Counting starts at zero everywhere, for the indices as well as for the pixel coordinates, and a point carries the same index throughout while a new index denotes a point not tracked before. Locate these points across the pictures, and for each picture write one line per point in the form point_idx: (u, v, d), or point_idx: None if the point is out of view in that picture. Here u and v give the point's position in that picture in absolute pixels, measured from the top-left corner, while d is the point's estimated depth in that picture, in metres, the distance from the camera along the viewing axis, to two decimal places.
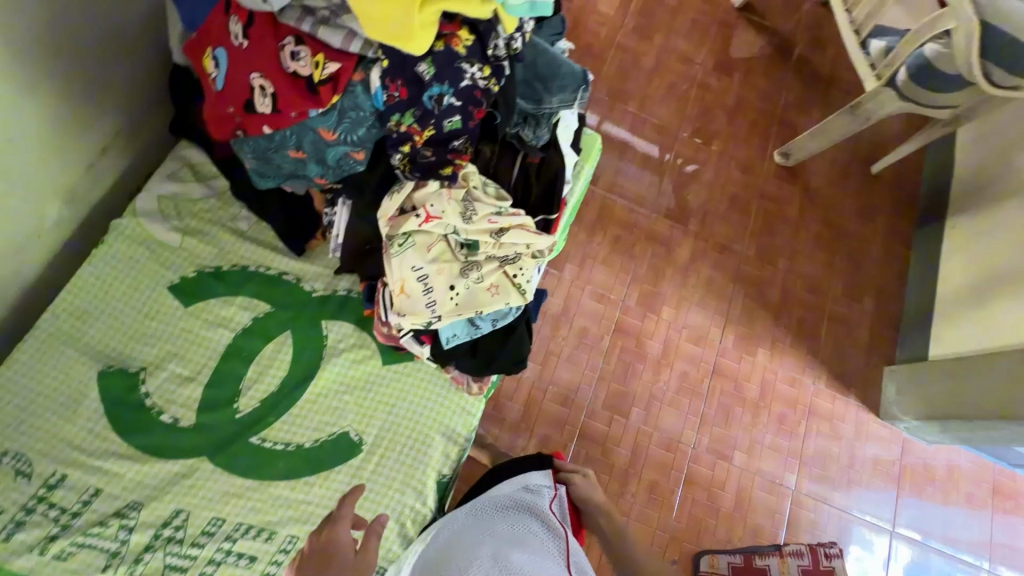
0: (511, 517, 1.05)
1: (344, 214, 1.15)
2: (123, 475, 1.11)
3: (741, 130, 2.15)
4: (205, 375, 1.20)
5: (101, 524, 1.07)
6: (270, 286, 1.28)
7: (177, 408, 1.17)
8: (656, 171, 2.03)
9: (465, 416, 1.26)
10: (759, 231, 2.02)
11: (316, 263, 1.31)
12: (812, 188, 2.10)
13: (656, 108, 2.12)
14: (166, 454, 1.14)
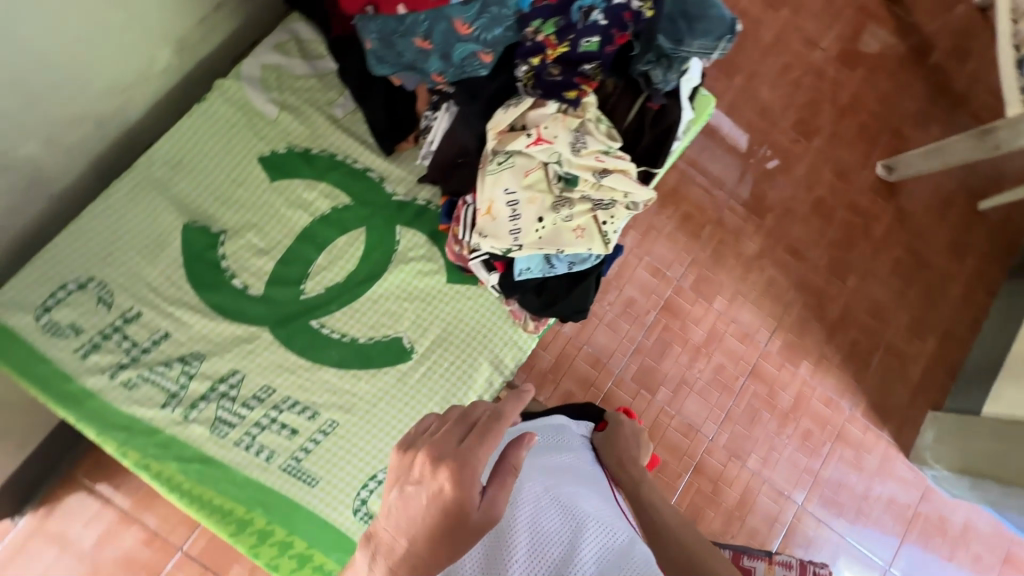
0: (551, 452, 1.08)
1: (445, 120, 1.18)
2: (191, 325, 1.17)
3: (848, 132, 1.99)
4: (279, 251, 1.24)
5: (166, 364, 1.13)
6: (353, 180, 1.29)
7: (248, 276, 1.22)
8: (747, 156, 1.92)
9: (515, 350, 1.28)
10: (837, 242, 1.90)
11: (403, 169, 1.32)
12: (906, 210, 1.96)
13: (765, 87, 1.97)
14: (232, 317, 1.19)
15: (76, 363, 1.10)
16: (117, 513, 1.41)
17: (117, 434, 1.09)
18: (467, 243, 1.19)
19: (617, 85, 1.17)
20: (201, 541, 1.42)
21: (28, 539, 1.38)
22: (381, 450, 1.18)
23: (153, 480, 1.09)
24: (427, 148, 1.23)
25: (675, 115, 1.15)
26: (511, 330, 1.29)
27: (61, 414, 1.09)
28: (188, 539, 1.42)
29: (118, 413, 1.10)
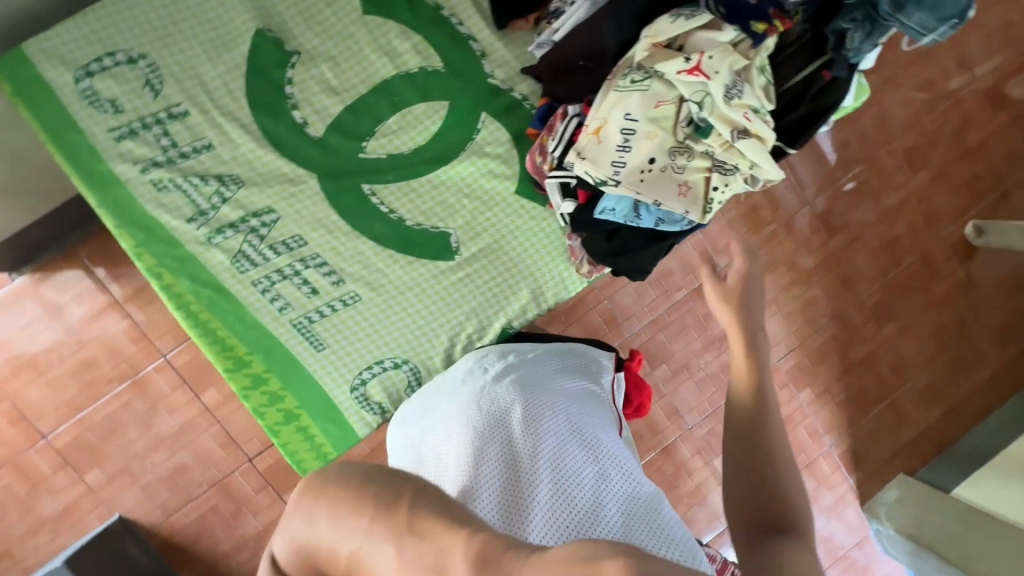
0: (574, 377, 1.04)
1: (579, 10, 1.06)
2: (237, 146, 1.08)
3: (958, 178, 1.81)
4: (350, 98, 1.13)
5: (202, 178, 1.06)
6: (451, 45, 1.15)
7: (312, 113, 1.12)
8: (845, 165, 1.75)
9: (557, 286, 1.23)
10: (892, 285, 1.80)
11: (511, 52, 1.18)
12: (974, 278, 1.84)
13: (895, 98, 1.77)
14: (281, 151, 1.10)
15: (111, 146, 1.03)
16: (112, 301, 1.41)
17: (137, 234, 1.04)
18: (553, 158, 1.09)
19: (800, 36, 1.04)
20: (185, 355, 1.43)
21: (23, 296, 1.38)
22: (395, 340, 1.15)
23: (163, 292, 1.06)
24: (550, 35, 1.11)
25: (840, 96, 1.04)
26: (561, 265, 1.22)
27: (85, 192, 1.03)
28: (173, 349, 1.43)
29: (143, 212, 1.05)
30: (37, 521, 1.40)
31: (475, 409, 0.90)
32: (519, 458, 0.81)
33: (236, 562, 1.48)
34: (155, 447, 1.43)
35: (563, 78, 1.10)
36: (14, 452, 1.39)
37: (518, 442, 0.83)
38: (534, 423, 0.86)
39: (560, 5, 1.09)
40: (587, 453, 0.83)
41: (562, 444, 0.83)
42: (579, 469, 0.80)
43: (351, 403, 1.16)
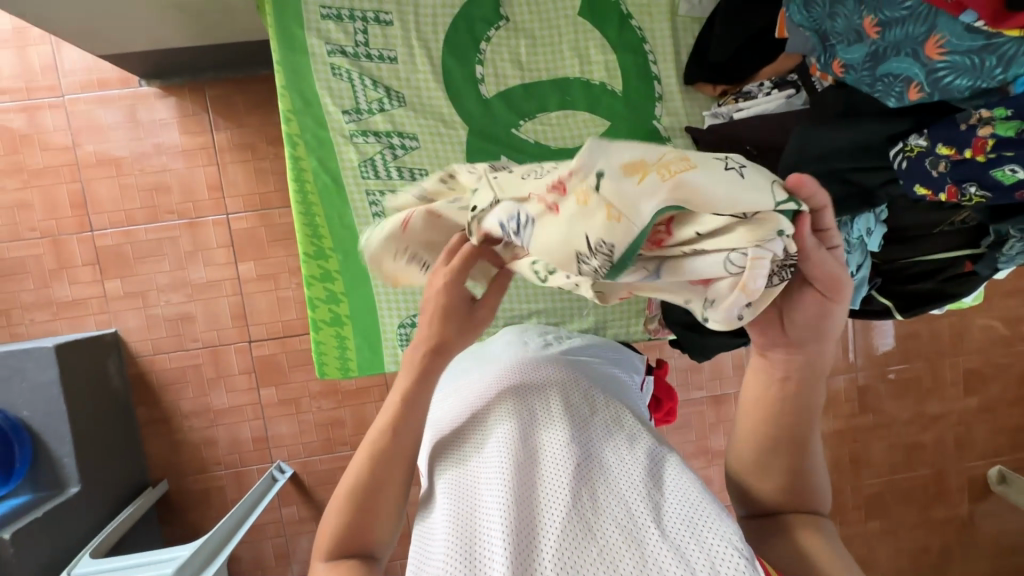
0: (603, 362, 0.90)
1: (771, 102, 0.95)
2: (416, 72, 1.10)
3: (1004, 420, 1.78)
4: (530, 78, 1.12)
5: (374, 83, 1.09)
6: (637, 76, 1.12)
7: (491, 75, 1.11)
8: (908, 357, 1.73)
9: (624, 330, 1.20)
10: (895, 487, 1.76)
11: (687, 108, 1.13)
12: (974, 519, 1.80)
13: (985, 319, 1.73)
14: (450, 94, 1.11)
15: (314, 17, 1.06)
16: (207, 146, 1.46)
17: (296, 101, 1.08)
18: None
19: (964, 225, 0.79)
20: (243, 223, 1.48)
21: (137, 100, 1.44)
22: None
23: (291, 161, 1.09)
24: (731, 111, 1.02)
25: (968, 291, 0.84)
26: (635, 314, 1.20)
27: (272, 44, 1.06)
28: (236, 212, 1.48)
29: (311, 86, 1.08)
30: (46, 299, 1.46)
31: (484, 375, 0.73)
32: (529, 425, 0.62)
33: (190, 424, 1.51)
34: (177, 287, 1.48)
35: (720, 153, 0.98)
36: (60, 230, 1.45)
37: (531, 407, 0.65)
38: (548, 383, 0.68)
39: (757, 89, 0.98)
40: (614, 425, 0.63)
41: (585, 409, 0.64)
42: (607, 445, 0.60)
43: (392, 340, 1.17)
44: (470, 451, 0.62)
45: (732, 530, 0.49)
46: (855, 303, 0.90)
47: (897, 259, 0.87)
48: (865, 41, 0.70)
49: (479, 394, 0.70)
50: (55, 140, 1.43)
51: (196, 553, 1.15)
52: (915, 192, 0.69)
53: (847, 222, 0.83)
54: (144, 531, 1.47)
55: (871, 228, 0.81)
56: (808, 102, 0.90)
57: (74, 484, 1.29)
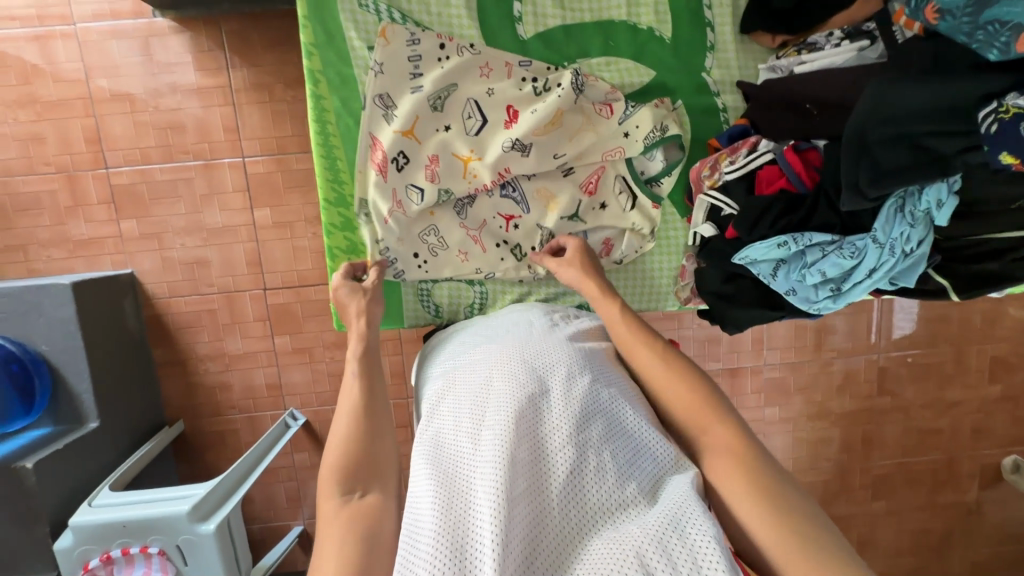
0: (614, 350, 0.97)
1: (837, 55, 0.88)
2: (447, 7, 1.02)
3: None
4: (571, 19, 1.04)
5: (401, 18, 1.02)
6: (687, 23, 1.03)
7: (529, 14, 1.03)
8: (934, 342, 1.68)
9: (652, 298, 1.14)
10: (906, 469, 1.75)
11: (740, 61, 1.05)
12: (982, 505, 1.79)
13: (1021, 307, 1.67)
14: (484, 34, 1.03)
15: None
16: (223, 85, 1.40)
17: (319, 34, 1.02)
18: (722, 178, 0.97)
19: None
20: (260, 167, 1.44)
21: (151, 31, 1.37)
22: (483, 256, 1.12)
23: (312, 101, 1.04)
24: (792, 65, 0.94)
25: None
26: (666, 282, 1.13)
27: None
28: (252, 156, 1.43)
29: (335, 19, 1.01)
30: (62, 236, 1.44)
31: (499, 381, 0.81)
32: (542, 439, 0.72)
33: (206, 367, 1.52)
34: (193, 231, 1.46)
35: (773, 110, 0.93)
36: (74, 166, 1.42)
37: (544, 422, 0.74)
38: (562, 397, 0.77)
39: (824, 40, 0.90)
40: (616, 437, 0.74)
41: (592, 422, 0.74)
42: (606, 459, 0.70)
43: (413, 294, 1.14)
44: (480, 457, 0.70)
45: (713, 532, 0.61)
46: (910, 281, 0.85)
47: (965, 238, 0.82)
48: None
49: (496, 401, 0.78)
50: (68, 71, 1.38)
51: (211, 493, 1.17)
52: (999, 160, 0.63)
53: (917, 192, 0.78)
54: (161, 467, 1.51)
55: (941, 201, 0.75)
56: (882, 57, 0.84)
57: (93, 419, 1.32)
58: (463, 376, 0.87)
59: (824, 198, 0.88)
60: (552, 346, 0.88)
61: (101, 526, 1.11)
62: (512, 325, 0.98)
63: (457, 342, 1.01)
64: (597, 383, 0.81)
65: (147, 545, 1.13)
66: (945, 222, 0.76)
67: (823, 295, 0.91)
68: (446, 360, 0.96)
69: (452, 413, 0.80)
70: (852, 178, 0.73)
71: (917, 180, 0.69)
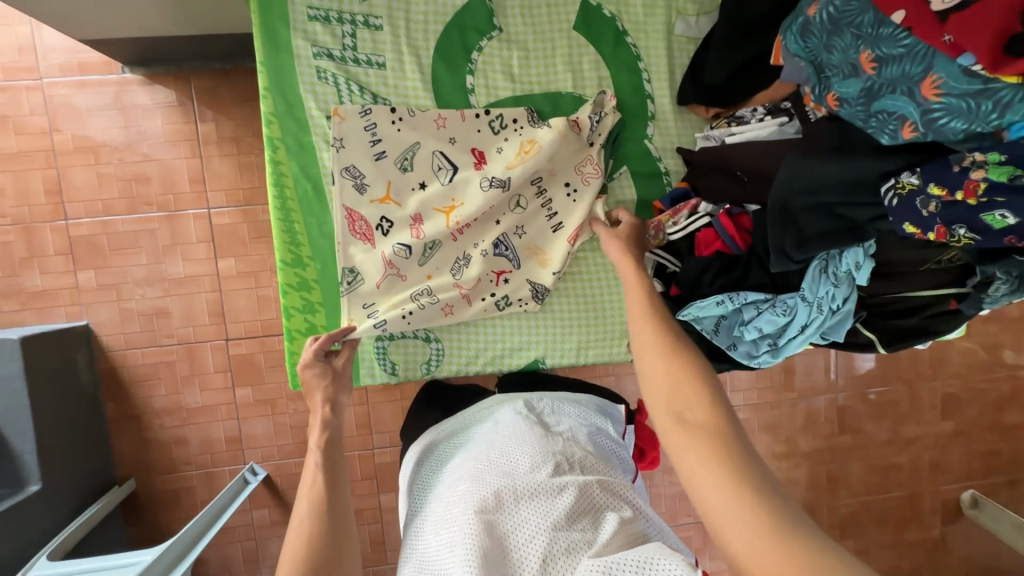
0: (583, 424, 1.01)
1: (762, 129, 0.94)
2: (404, 77, 1.08)
3: (979, 444, 1.80)
4: (522, 89, 1.10)
5: (360, 88, 1.07)
6: (632, 92, 1.11)
7: (481, 84, 1.09)
8: (888, 380, 1.74)
9: (605, 351, 1.17)
10: (871, 507, 1.78)
11: (679, 129, 1.12)
12: (946, 540, 1.82)
13: (963, 346, 1.75)
14: (438, 101, 1.08)
15: (302, 19, 1.04)
16: (190, 138, 1.42)
17: (279, 103, 1.06)
18: (667, 238, 1.02)
19: (949, 262, 0.79)
20: (225, 218, 1.44)
21: (118, 86, 1.39)
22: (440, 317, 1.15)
23: (270, 164, 1.06)
24: (722, 135, 1.02)
25: (948, 328, 0.87)
26: (617, 333, 1.17)
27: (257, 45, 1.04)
28: (218, 207, 1.44)
29: (293, 88, 1.06)
30: (15, 287, 1.41)
31: (463, 484, 0.84)
32: (513, 537, 0.76)
33: (161, 422, 1.47)
34: (153, 281, 1.44)
35: (710, 174, 1.01)
36: (32, 217, 1.40)
37: (511, 511, 0.78)
38: (526, 487, 0.81)
39: (750, 115, 0.99)
40: (582, 511, 0.79)
41: (558, 501, 0.79)
42: (573, 539, 0.74)
43: (370, 354, 1.15)
44: (456, 569, 0.72)
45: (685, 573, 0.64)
46: (840, 336, 0.90)
47: (884, 296, 0.87)
48: (860, 76, 0.69)
49: (462, 503, 0.80)
50: (31, 124, 1.38)
51: (160, 560, 1.10)
52: (903, 229, 0.69)
53: (838, 255, 0.83)
54: (108, 532, 1.42)
55: (860, 263, 0.80)
56: (800, 132, 0.89)
57: (35, 482, 1.25)
58: (435, 491, 0.89)
59: (755, 259, 0.93)
60: (513, 435, 0.92)
61: None
62: (482, 415, 1.03)
63: (435, 439, 1.04)
64: (559, 463, 0.86)
65: None
66: (865, 283, 0.81)
67: (763, 350, 0.95)
68: (420, 472, 0.97)
69: (430, 532, 0.82)
70: (780, 245, 0.79)
71: (834, 246, 0.75)
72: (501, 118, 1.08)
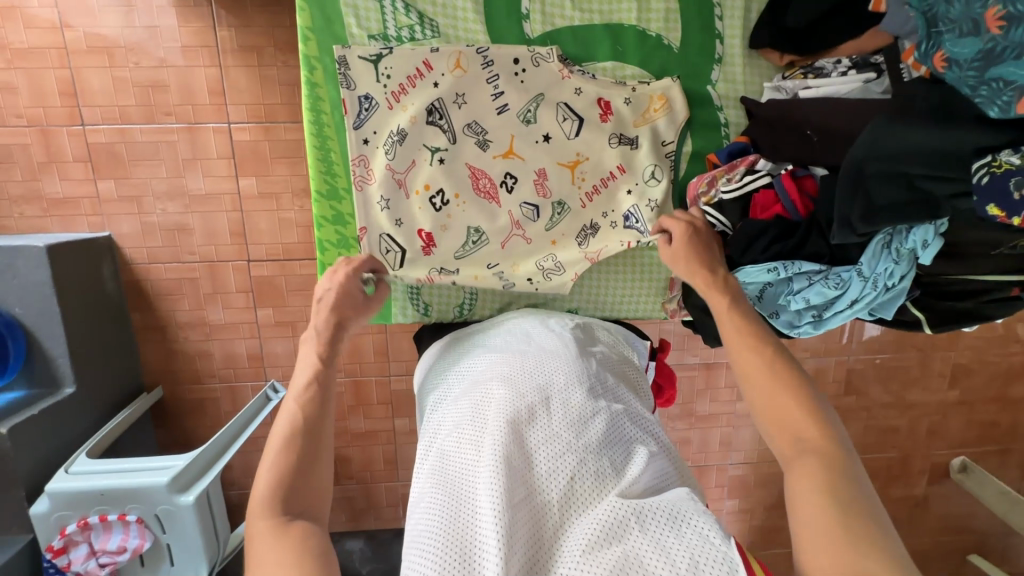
0: (617, 359, 1.04)
1: (845, 83, 0.92)
2: (453, 0, 1.02)
3: (979, 415, 1.83)
4: (584, 21, 1.04)
5: (405, 8, 1.02)
6: (700, 29, 1.05)
7: (538, 10, 1.03)
8: (901, 346, 1.74)
9: (645, 309, 1.19)
10: (863, 464, 1.84)
11: (746, 77, 1.07)
12: (930, 499, 1.90)
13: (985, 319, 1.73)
14: (490, 30, 1.04)
15: None
16: (208, 44, 1.33)
17: (318, 19, 1.01)
18: (717, 196, 1.02)
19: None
20: (246, 134, 1.39)
21: None
22: (479, 262, 1.13)
23: (307, 87, 1.04)
24: (797, 88, 0.99)
25: (1003, 314, 0.88)
26: (657, 293, 1.18)
27: None
28: (239, 122, 1.38)
29: (334, 3, 1.01)
30: (35, 193, 1.39)
31: (501, 392, 0.90)
32: (543, 450, 0.82)
33: (186, 334, 1.50)
34: (174, 196, 1.41)
35: (776, 131, 0.97)
36: (48, 120, 1.35)
37: (544, 430, 0.84)
38: (560, 410, 0.87)
39: (831, 66, 0.95)
40: (614, 440, 0.85)
41: (589, 428, 0.85)
42: (600, 466, 0.80)
43: (403, 292, 1.16)
44: (481, 465, 0.80)
45: (708, 527, 0.71)
46: (887, 314, 0.91)
47: (941, 276, 0.87)
48: (981, 36, 0.65)
49: (496, 415, 0.86)
50: (40, 17, 1.29)
51: (191, 465, 1.17)
52: (985, 211, 0.67)
53: (905, 231, 0.82)
54: (139, 434, 1.50)
55: (927, 241, 0.79)
56: (889, 92, 0.88)
57: (69, 385, 1.31)
58: (464, 396, 0.94)
59: (815, 228, 0.92)
60: (550, 359, 0.96)
61: (78, 494, 1.11)
62: (511, 334, 1.06)
63: (455, 355, 1.06)
64: (593, 394, 0.91)
65: (125, 513, 1.13)
66: (929, 262, 0.80)
67: (805, 320, 0.99)
68: (444, 377, 1.02)
69: (454, 427, 0.88)
70: (844, 214, 0.77)
71: (908, 220, 0.73)
72: (541, 95, 1.05)
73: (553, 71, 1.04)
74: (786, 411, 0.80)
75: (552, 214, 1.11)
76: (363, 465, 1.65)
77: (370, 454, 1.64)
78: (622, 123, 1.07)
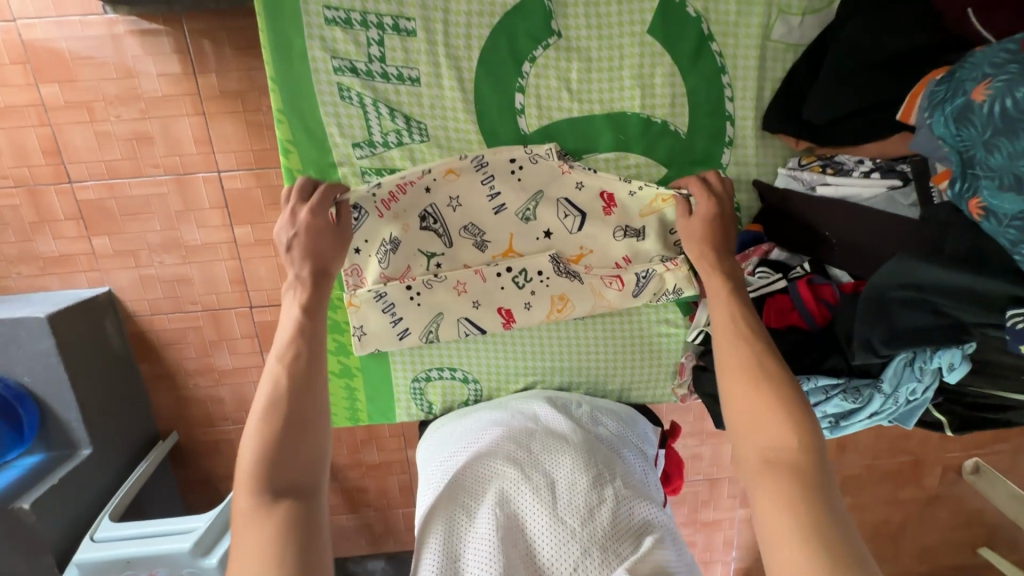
0: (624, 445, 1.06)
1: (864, 185, 0.97)
2: (438, 102, 1.03)
3: None
4: (583, 115, 1.05)
5: (391, 113, 1.03)
6: (709, 111, 1.06)
7: (534, 108, 1.05)
8: None
9: (651, 393, 1.24)
10: (876, 469, 1.85)
11: (758, 157, 1.10)
12: (943, 498, 1.91)
13: None
14: (483, 131, 1.05)
15: (319, 24, 0.97)
16: (191, 92, 1.27)
17: (298, 131, 1.03)
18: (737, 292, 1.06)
19: None
20: (237, 181, 1.34)
21: (102, 28, 1.22)
22: (477, 360, 1.20)
23: None
24: (815, 181, 1.03)
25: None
26: (661, 377, 1.22)
27: (268, 61, 0.98)
28: (229, 170, 1.33)
29: (312, 114, 1.02)
30: (31, 253, 1.37)
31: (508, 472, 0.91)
32: (547, 535, 0.83)
33: (196, 381, 1.51)
34: (170, 248, 1.39)
35: (793, 228, 1.04)
36: (34, 178, 1.31)
37: (548, 515, 0.86)
38: (566, 496, 0.88)
39: (851, 164, 1.00)
40: (620, 527, 0.85)
41: (594, 516, 0.85)
42: (604, 556, 0.81)
43: (407, 392, 1.23)
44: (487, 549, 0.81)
45: None
46: (907, 423, 0.96)
47: (968, 389, 0.90)
48: (1023, 195, 0.67)
49: (502, 498, 0.87)
50: (14, 75, 1.24)
51: (212, 526, 1.19)
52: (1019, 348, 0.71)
53: (929, 350, 0.86)
54: (159, 480, 1.53)
55: (953, 363, 0.83)
56: (915, 205, 0.93)
57: (87, 447, 1.33)
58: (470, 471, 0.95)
59: (835, 345, 0.96)
60: (557, 443, 0.97)
61: (106, 562, 1.14)
62: (517, 411, 1.07)
63: (462, 428, 1.08)
64: (598, 479, 0.92)
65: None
66: (955, 380, 0.85)
67: (823, 425, 1.02)
68: (450, 446, 1.03)
69: (460, 502, 0.90)
70: (866, 336, 0.83)
71: (932, 342, 0.78)
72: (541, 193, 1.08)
73: (552, 168, 1.06)
74: (762, 423, 0.81)
75: (550, 307, 1.14)
76: (379, 495, 1.68)
77: (386, 484, 1.67)
78: (626, 215, 1.09)
